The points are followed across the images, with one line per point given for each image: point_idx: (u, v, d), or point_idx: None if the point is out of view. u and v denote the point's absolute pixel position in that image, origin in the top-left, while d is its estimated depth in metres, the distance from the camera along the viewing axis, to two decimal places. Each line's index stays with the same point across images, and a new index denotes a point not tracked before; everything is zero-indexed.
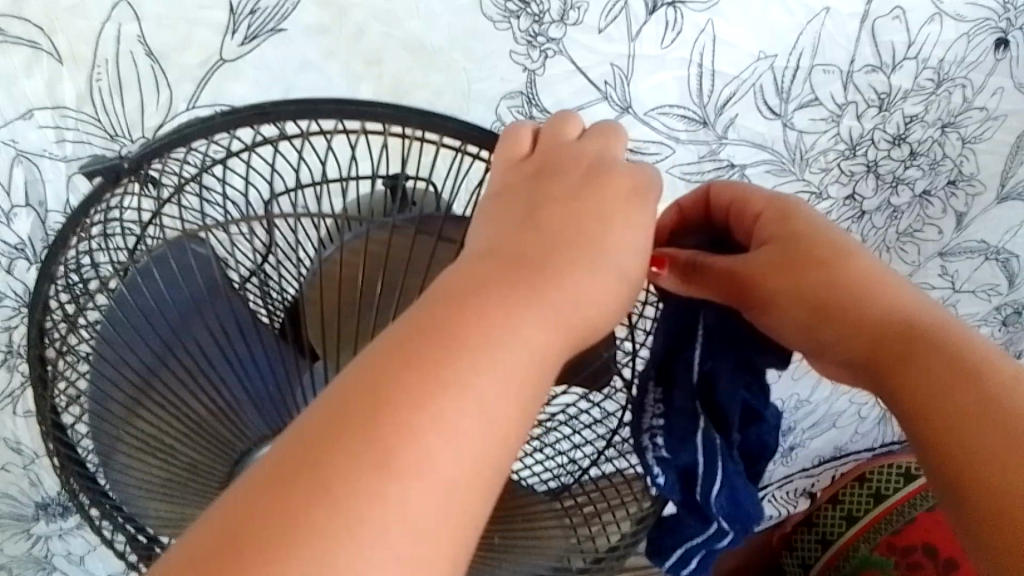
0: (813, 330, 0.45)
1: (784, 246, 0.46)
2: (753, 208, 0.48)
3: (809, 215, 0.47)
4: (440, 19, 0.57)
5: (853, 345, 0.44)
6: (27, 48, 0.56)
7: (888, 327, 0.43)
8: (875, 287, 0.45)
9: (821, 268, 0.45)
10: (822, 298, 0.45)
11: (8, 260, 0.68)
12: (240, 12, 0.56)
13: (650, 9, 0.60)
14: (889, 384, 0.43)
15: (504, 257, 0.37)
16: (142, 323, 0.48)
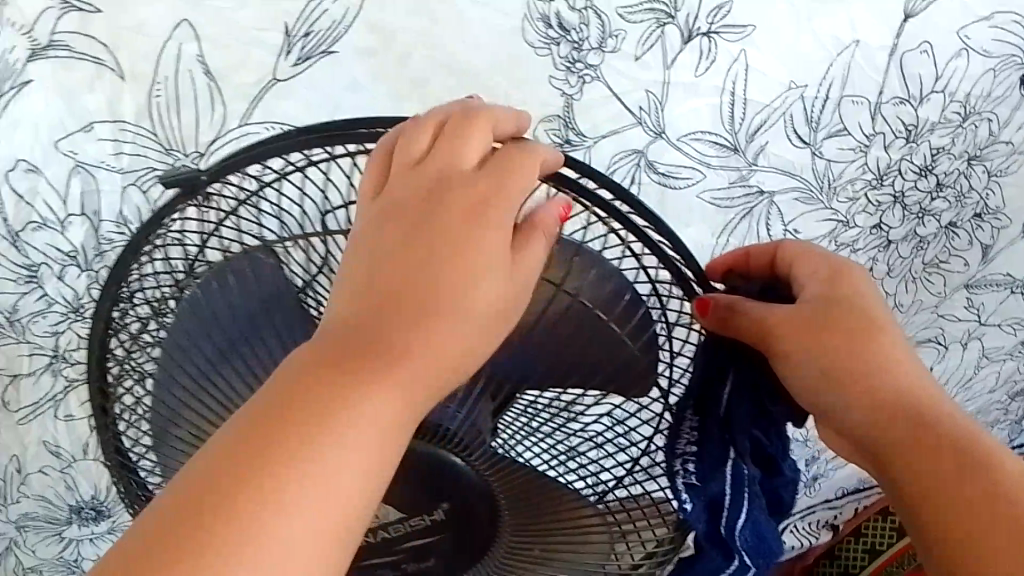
0: (832, 389, 0.45)
1: (826, 309, 0.46)
2: (811, 266, 0.48)
3: (856, 276, 0.48)
4: (484, 43, 0.60)
5: (870, 414, 0.45)
6: (92, 64, 0.59)
7: (905, 402, 0.45)
8: (900, 359, 0.46)
9: (855, 326, 0.46)
10: (848, 358, 0.45)
11: (61, 266, 0.71)
12: (295, 35, 0.59)
13: (686, 37, 0.62)
14: (896, 460, 0.44)
15: (379, 282, 0.38)
16: (207, 337, 0.48)
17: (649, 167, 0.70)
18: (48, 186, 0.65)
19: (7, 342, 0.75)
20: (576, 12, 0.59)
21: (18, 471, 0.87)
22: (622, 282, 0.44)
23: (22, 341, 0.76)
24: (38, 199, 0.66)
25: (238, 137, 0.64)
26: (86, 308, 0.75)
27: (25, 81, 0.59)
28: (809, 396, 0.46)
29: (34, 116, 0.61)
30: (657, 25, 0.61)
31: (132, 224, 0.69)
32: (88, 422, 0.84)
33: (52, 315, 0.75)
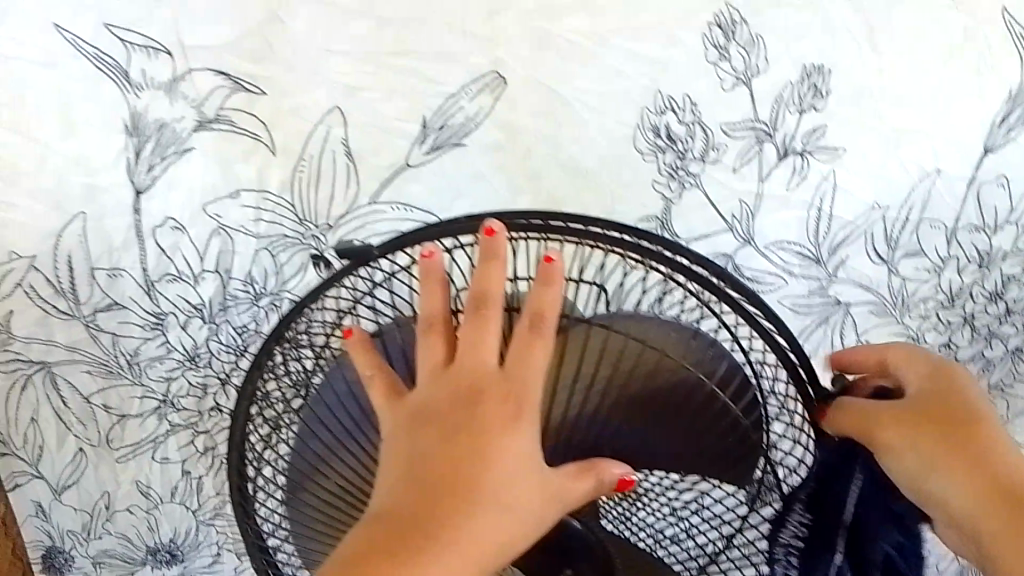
0: (934, 472, 0.45)
1: (921, 409, 0.46)
2: (912, 367, 0.49)
3: (952, 367, 0.48)
4: (596, 146, 0.67)
5: (974, 495, 0.44)
6: (249, 138, 0.66)
7: (1010, 481, 0.44)
8: (1002, 440, 0.45)
9: (952, 411, 0.46)
10: (948, 441, 0.45)
11: (186, 317, 0.76)
12: (431, 126, 0.66)
13: (781, 154, 0.68)
14: (1001, 542, 0.43)
15: (429, 428, 0.42)
16: (343, 399, 0.50)
17: (736, 270, 0.75)
18: (189, 242, 0.72)
19: (121, 383, 0.80)
20: (684, 125, 0.66)
21: (105, 506, 0.88)
22: (744, 377, 0.48)
23: (137, 383, 0.80)
24: (178, 253, 0.72)
25: (365, 215, 0.70)
26: (201, 358, 0.79)
27: (186, 149, 0.66)
28: (909, 480, 0.45)
29: (188, 181, 0.68)
30: (756, 141, 0.67)
31: (257, 284, 0.75)
32: (182, 467, 0.86)
33: (169, 361, 0.79)
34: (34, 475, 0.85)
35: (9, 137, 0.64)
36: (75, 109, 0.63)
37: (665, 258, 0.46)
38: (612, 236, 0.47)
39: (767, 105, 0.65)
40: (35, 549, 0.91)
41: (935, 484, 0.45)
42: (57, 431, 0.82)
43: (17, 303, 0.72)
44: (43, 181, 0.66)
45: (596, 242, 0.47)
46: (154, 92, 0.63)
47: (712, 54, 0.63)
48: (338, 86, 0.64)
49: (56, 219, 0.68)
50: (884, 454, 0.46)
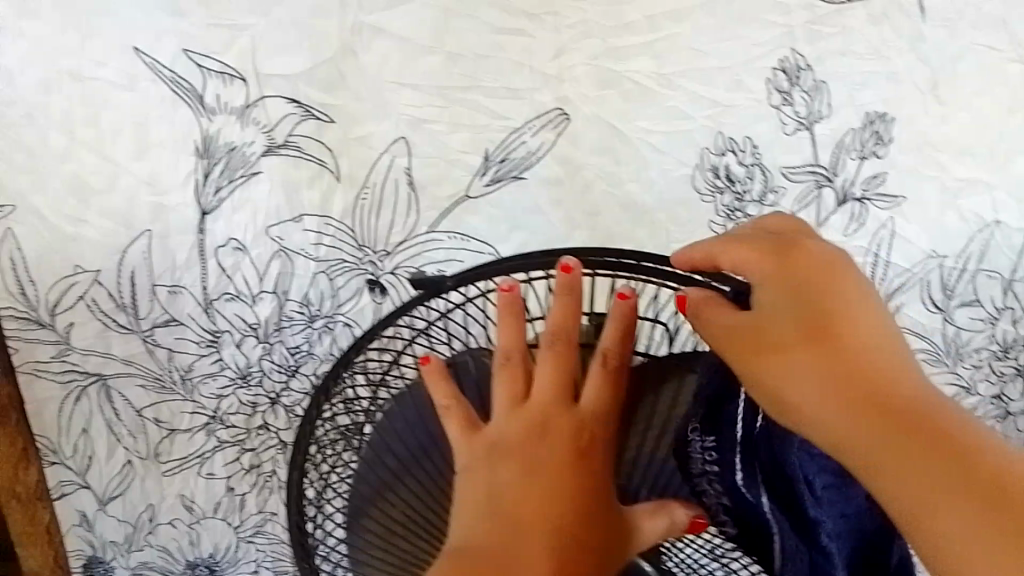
0: (804, 373, 0.39)
1: (795, 307, 0.41)
2: (769, 256, 0.43)
3: (827, 258, 0.43)
4: (656, 185, 0.68)
5: (849, 408, 0.38)
6: (315, 164, 0.68)
7: (902, 399, 0.37)
8: (891, 345, 0.40)
9: (836, 308, 0.41)
10: (825, 342, 0.40)
11: (240, 335, 0.76)
12: (493, 159, 0.67)
13: (840, 199, 0.68)
14: (880, 469, 0.35)
15: (509, 458, 0.46)
16: (415, 423, 0.52)
17: None
18: (250, 263, 0.72)
19: (173, 399, 0.78)
20: (744, 167, 0.67)
21: (149, 519, 0.85)
22: None
23: (189, 399, 0.79)
24: (238, 273, 0.72)
25: (422, 243, 0.71)
26: (253, 377, 0.78)
27: (254, 173, 0.68)
28: (775, 388, 0.40)
29: (254, 202, 0.69)
30: (816, 185, 0.68)
31: (313, 307, 0.75)
32: (226, 483, 0.84)
33: (221, 378, 0.78)
34: (80, 484, 0.82)
35: (86, 155, 0.65)
36: (152, 130, 0.65)
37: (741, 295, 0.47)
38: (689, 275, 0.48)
39: (828, 150, 0.66)
40: (76, 559, 0.87)
41: (802, 386, 0.39)
42: (107, 443, 0.80)
43: (78, 315, 0.72)
44: (114, 198, 0.67)
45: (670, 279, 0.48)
46: (227, 117, 0.65)
47: (776, 97, 0.64)
48: (404, 117, 0.66)
49: (123, 236, 0.69)
50: (741, 356, 0.42)
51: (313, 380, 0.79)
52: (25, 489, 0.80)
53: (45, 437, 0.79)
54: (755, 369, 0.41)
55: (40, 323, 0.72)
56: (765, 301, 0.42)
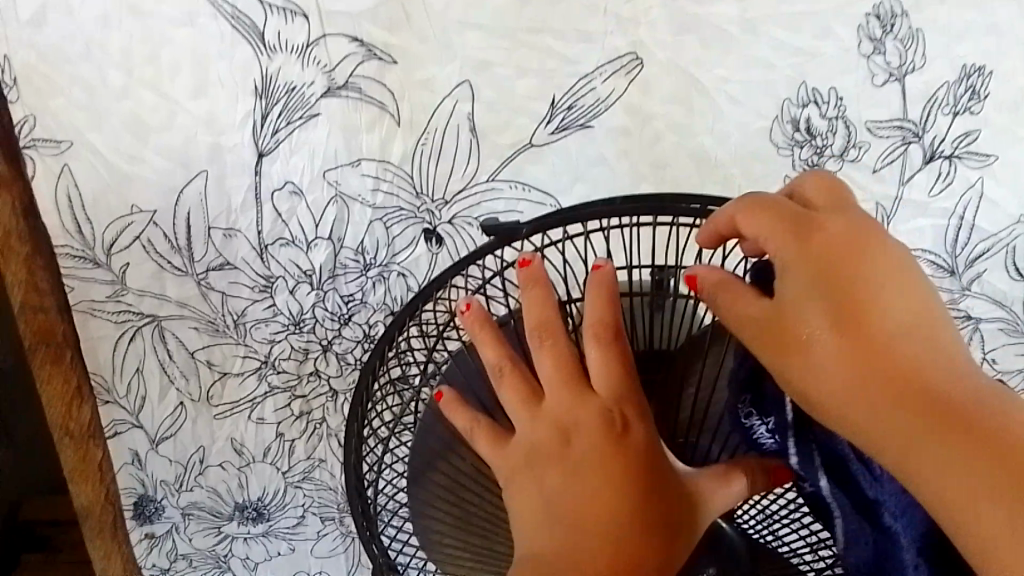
0: (836, 371, 0.37)
1: (825, 293, 0.39)
2: (789, 236, 0.40)
3: (850, 234, 0.40)
4: (729, 137, 0.65)
5: (890, 406, 0.36)
6: (375, 107, 0.65)
7: (945, 395, 0.36)
8: (925, 328, 0.38)
9: (866, 290, 0.39)
10: (857, 333, 0.38)
11: (294, 282, 0.74)
12: (559, 105, 0.65)
13: (927, 157, 0.64)
14: (928, 476, 0.35)
15: (544, 458, 0.43)
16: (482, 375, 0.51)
17: None
18: (306, 209, 0.70)
19: (226, 342, 0.78)
20: (826, 120, 0.64)
21: (199, 461, 0.85)
22: None
23: (241, 343, 0.78)
24: (294, 218, 0.71)
25: (482, 191, 0.69)
26: (305, 324, 0.77)
27: (313, 115, 0.66)
28: (806, 385, 0.38)
29: (312, 145, 0.67)
30: (902, 142, 0.64)
31: (368, 255, 0.73)
32: (276, 429, 0.83)
33: (274, 324, 0.77)
34: (133, 424, 0.82)
35: (144, 92, 0.64)
36: (210, 68, 0.63)
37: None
38: None
39: (919, 104, 0.63)
40: (127, 496, 0.87)
41: (835, 386, 0.37)
42: (160, 384, 0.80)
43: (134, 256, 0.71)
44: (171, 137, 0.66)
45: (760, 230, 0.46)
46: (286, 56, 0.63)
47: (867, 46, 0.61)
48: (470, 60, 0.63)
49: (180, 176, 0.68)
50: (763, 348, 0.39)
51: (366, 329, 0.78)
52: (78, 427, 0.80)
53: (99, 375, 0.78)
54: (782, 365, 0.39)
55: (96, 263, 0.72)
56: (784, 286, 0.39)
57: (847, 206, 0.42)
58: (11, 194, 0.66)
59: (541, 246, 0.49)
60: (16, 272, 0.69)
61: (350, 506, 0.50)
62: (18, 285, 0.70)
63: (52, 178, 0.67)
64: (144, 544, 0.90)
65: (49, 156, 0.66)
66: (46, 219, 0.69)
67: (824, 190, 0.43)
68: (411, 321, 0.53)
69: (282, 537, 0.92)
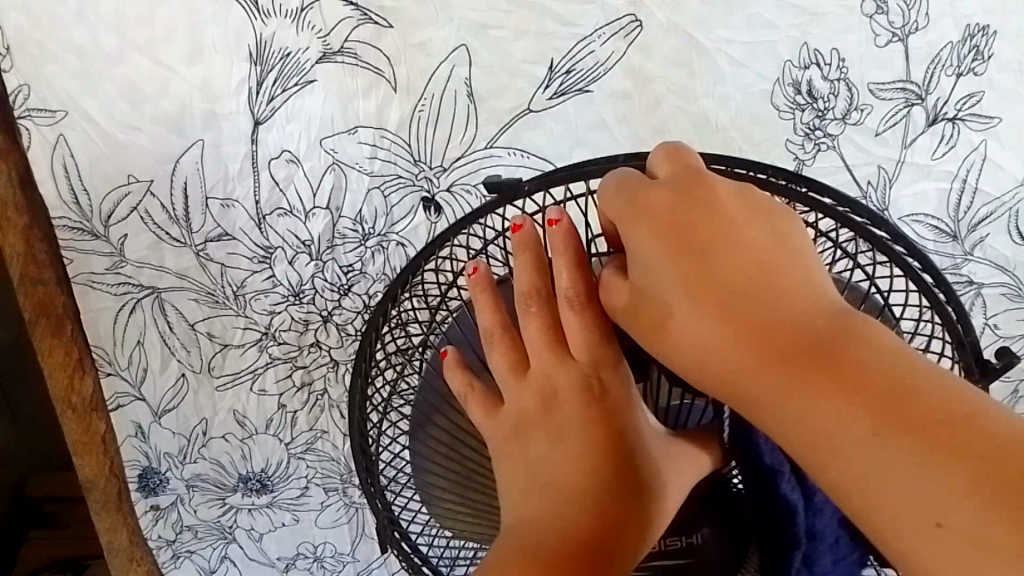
0: (709, 339, 0.37)
1: (685, 256, 0.38)
2: (640, 210, 0.39)
3: (691, 189, 0.39)
4: (731, 100, 0.64)
5: (751, 367, 0.35)
6: (372, 73, 0.65)
7: (800, 346, 0.35)
8: (781, 273, 0.37)
9: (718, 254, 0.38)
10: (711, 298, 0.37)
11: (293, 252, 0.74)
12: (558, 70, 0.64)
13: (931, 119, 0.64)
14: (801, 432, 0.34)
15: (529, 420, 0.45)
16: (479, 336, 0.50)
17: None
18: (303, 177, 0.70)
19: (226, 313, 0.78)
20: (829, 82, 0.63)
21: (202, 432, 0.85)
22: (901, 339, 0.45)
23: (241, 315, 0.78)
24: (291, 186, 0.70)
25: (480, 158, 0.69)
26: (305, 295, 0.77)
27: (309, 81, 0.65)
28: (684, 361, 0.38)
29: (308, 112, 0.67)
30: (905, 104, 0.63)
31: (366, 224, 0.73)
32: (278, 400, 0.84)
33: (274, 295, 0.77)
34: (135, 397, 0.82)
35: (137, 58, 0.63)
36: (204, 34, 0.63)
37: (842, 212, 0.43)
38: (781, 187, 0.44)
39: (922, 66, 0.62)
40: (131, 469, 0.87)
41: (703, 358, 0.37)
42: (161, 355, 0.79)
43: (132, 227, 0.71)
44: (166, 105, 0.65)
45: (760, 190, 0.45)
46: (281, 20, 0.62)
47: (870, 6, 0.60)
48: (467, 22, 0.62)
49: (176, 145, 0.67)
50: (648, 330, 0.40)
51: (366, 299, 0.77)
52: (81, 399, 0.80)
53: (100, 347, 0.78)
54: (658, 343, 0.39)
55: (94, 234, 0.71)
56: (639, 263, 0.39)
57: (686, 167, 0.41)
58: (7, 164, 0.65)
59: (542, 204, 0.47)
60: (14, 244, 0.69)
61: (353, 465, 0.50)
62: (15, 259, 0.69)
63: (47, 148, 0.66)
64: (149, 515, 0.90)
65: (44, 125, 0.65)
66: (43, 189, 0.68)
67: (667, 157, 0.41)
68: (413, 284, 0.52)
69: (286, 509, 0.92)
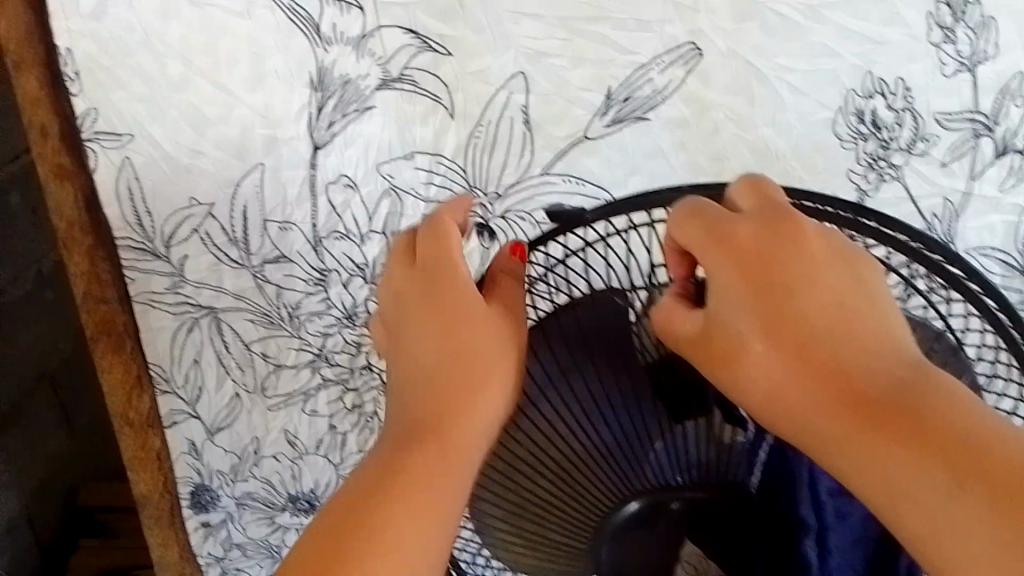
0: (774, 372, 0.38)
1: (757, 288, 0.38)
2: (726, 241, 0.39)
3: (779, 223, 0.39)
4: (791, 129, 0.63)
5: (826, 408, 0.36)
6: (430, 100, 0.66)
7: (877, 393, 0.36)
8: (860, 317, 0.38)
9: (795, 291, 0.38)
10: (789, 337, 0.38)
11: (348, 275, 0.75)
12: (615, 98, 0.64)
13: (999, 151, 0.63)
14: (864, 474, 0.35)
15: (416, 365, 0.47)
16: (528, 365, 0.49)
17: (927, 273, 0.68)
18: (360, 202, 0.71)
19: (281, 335, 0.78)
20: (893, 111, 0.62)
21: (254, 451, 0.86)
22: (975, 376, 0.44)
23: (295, 336, 0.79)
24: (348, 211, 0.71)
25: (536, 185, 0.68)
26: (358, 318, 0.78)
27: (368, 107, 0.66)
28: (749, 394, 0.39)
29: (366, 137, 0.68)
30: (973, 135, 0.62)
31: None
32: (329, 422, 0.84)
33: (328, 317, 0.78)
34: (190, 414, 0.83)
35: (202, 84, 0.64)
36: (267, 60, 0.64)
37: (915, 247, 0.43)
38: (852, 219, 0.44)
39: (991, 95, 0.61)
40: (184, 486, 0.88)
41: (772, 397, 0.38)
42: (217, 375, 0.81)
43: (192, 248, 0.72)
44: (229, 129, 0.67)
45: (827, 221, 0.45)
46: (342, 47, 0.63)
47: (938, 34, 0.59)
48: (524, 50, 0.63)
49: (238, 169, 0.68)
50: (709, 360, 0.40)
51: None
52: (138, 416, 0.80)
53: (158, 365, 0.79)
54: (724, 376, 0.39)
55: (156, 255, 0.73)
56: (717, 296, 0.39)
57: (770, 200, 0.41)
58: (74, 185, 0.67)
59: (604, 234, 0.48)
60: (78, 264, 0.69)
61: None
62: (80, 277, 0.70)
63: (114, 170, 0.68)
64: (200, 532, 0.91)
65: (111, 149, 0.67)
66: (108, 211, 0.69)
67: (750, 189, 0.41)
68: None
69: None
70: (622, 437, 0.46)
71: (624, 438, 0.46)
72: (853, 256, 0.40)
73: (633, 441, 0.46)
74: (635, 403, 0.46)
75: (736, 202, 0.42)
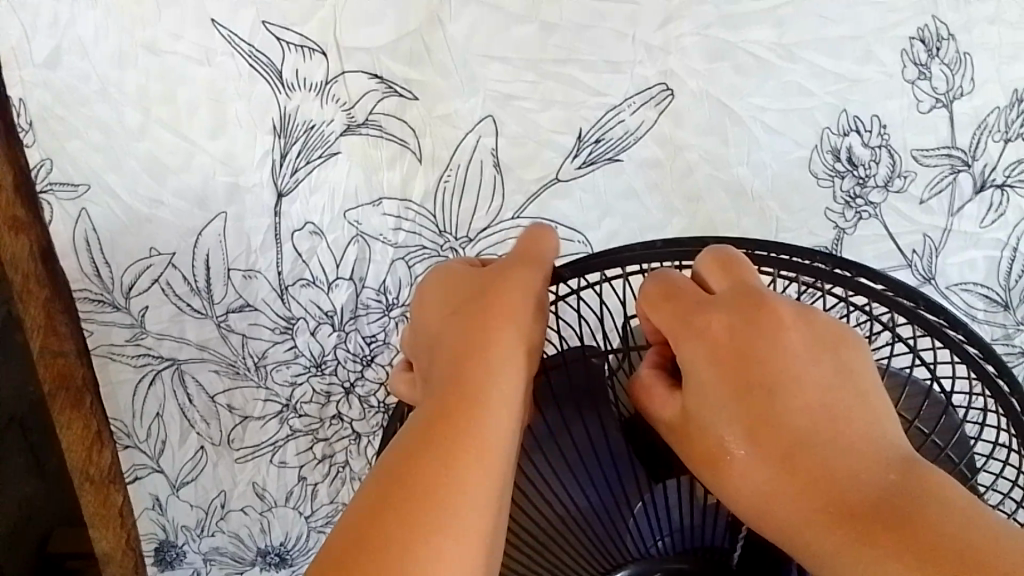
0: (758, 466, 0.37)
1: (737, 375, 0.38)
2: (704, 325, 0.39)
3: (764, 305, 0.39)
4: (768, 168, 0.62)
5: (807, 509, 0.36)
6: (397, 145, 0.64)
7: (862, 492, 0.35)
8: (844, 412, 0.37)
9: (775, 379, 0.38)
10: (768, 438, 0.37)
11: (315, 323, 0.72)
12: (587, 139, 0.62)
13: (978, 187, 0.62)
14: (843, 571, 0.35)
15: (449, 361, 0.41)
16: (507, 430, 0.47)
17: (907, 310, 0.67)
18: (326, 248, 0.68)
19: (247, 385, 0.75)
20: (869, 149, 0.61)
21: (221, 505, 0.82)
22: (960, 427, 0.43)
23: (262, 386, 0.75)
24: (314, 258, 0.69)
25: (507, 228, 0.67)
26: (327, 366, 0.75)
27: (333, 153, 0.64)
28: (733, 495, 0.38)
29: (332, 184, 0.65)
30: (951, 171, 0.62)
31: (390, 295, 0.71)
32: (298, 473, 0.80)
33: (295, 366, 0.74)
34: (154, 469, 0.79)
35: (161, 132, 0.62)
36: (227, 106, 0.61)
37: (893, 298, 0.42)
38: (830, 271, 0.43)
39: (968, 131, 0.60)
40: (148, 542, 0.84)
41: (756, 495, 0.37)
42: (180, 428, 0.77)
43: (153, 299, 0.69)
44: (189, 178, 0.64)
45: (807, 274, 0.43)
46: (306, 93, 0.61)
47: (911, 71, 0.59)
48: (494, 93, 0.61)
49: (199, 218, 0.66)
50: (694, 455, 0.40)
51: (389, 370, 0.75)
52: (99, 472, 0.77)
53: (118, 420, 0.76)
54: (710, 475, 0.39)
55: (115, 306, 0.69)
56: (692, 384, 0.39)
57: (744, 283, 0.41)
58: (29, 237, 0.64)
59: (577, 289, 0.47)
60: (34, 315, 0.67)
61: None
62: (35, 331, 0.68)
63: (70, 222, 0.65)
64: None
65: (66, 199, 0.64)
66: (64, 262, 0.66)
67: (718, 266, 0.41)
68: None
69: None
70: (597, 503, 0.46)
71: (600, 503, 0.46)
72: (837, 342, 0.40)
73: (609, 507, 0.46)
74: (612, 465, 0.46)
75: (706, 280, 0.42)
